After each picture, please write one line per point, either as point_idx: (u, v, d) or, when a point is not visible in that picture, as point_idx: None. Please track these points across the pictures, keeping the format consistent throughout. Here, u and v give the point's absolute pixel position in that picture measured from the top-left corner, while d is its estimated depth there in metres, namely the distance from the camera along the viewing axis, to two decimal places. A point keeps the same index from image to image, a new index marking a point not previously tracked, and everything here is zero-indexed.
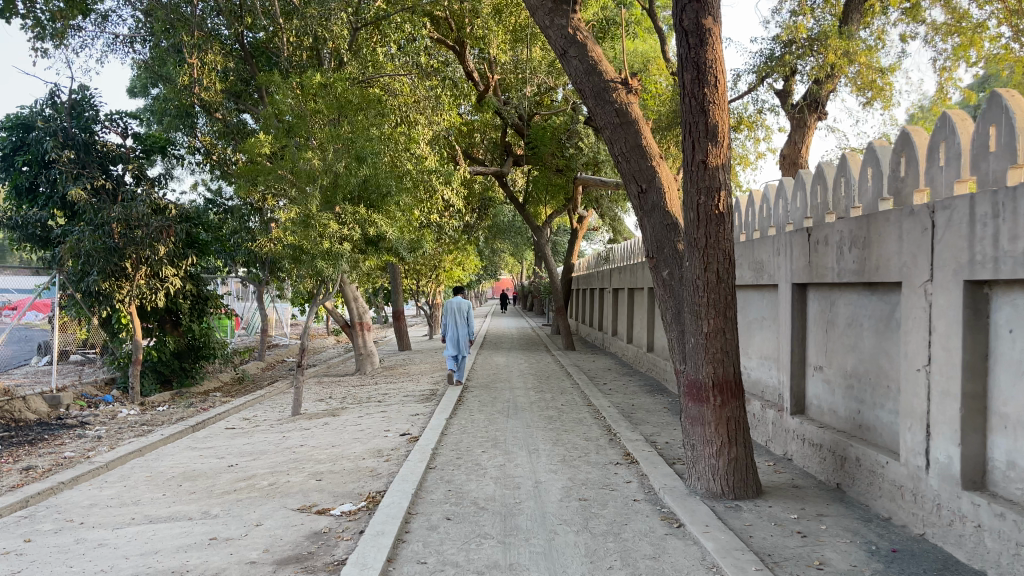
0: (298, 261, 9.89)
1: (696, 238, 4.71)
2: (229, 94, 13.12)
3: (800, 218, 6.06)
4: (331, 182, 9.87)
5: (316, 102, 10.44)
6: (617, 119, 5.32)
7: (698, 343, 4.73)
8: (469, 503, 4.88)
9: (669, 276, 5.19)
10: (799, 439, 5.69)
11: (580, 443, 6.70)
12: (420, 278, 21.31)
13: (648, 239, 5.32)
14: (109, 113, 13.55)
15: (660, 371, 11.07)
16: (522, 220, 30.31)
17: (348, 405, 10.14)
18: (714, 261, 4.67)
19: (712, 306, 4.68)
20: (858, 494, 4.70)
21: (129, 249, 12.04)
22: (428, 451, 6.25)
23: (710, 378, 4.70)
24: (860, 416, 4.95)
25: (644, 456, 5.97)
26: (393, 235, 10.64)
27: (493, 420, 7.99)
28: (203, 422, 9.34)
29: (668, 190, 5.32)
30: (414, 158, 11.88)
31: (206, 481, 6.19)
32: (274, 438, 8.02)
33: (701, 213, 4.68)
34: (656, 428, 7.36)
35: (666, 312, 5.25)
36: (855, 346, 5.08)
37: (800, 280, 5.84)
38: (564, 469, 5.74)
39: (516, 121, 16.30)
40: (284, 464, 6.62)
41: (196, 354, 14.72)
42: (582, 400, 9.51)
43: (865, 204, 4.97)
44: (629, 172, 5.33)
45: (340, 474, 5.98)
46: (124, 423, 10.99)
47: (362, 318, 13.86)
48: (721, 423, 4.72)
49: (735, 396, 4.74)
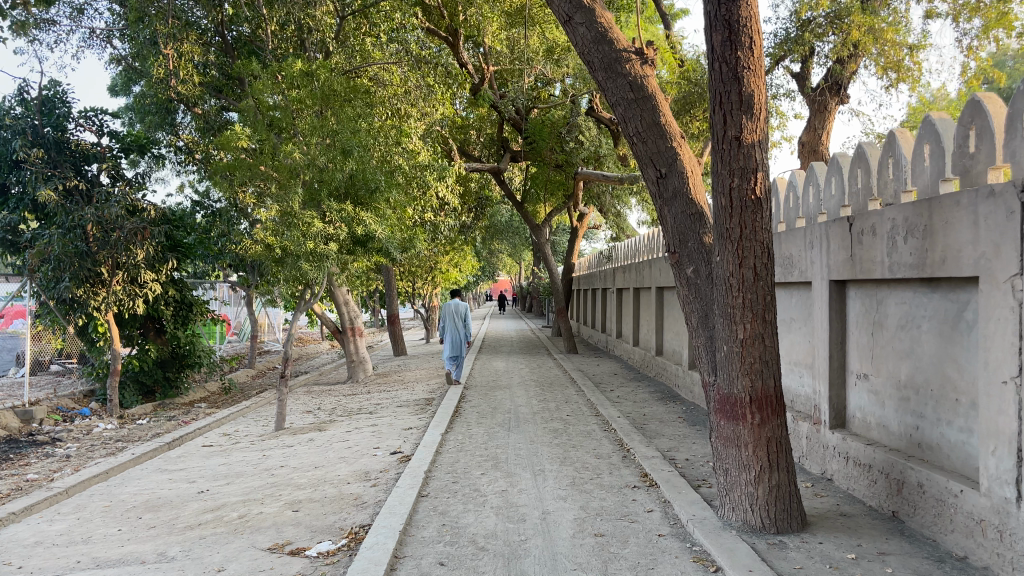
0: (281, 264, 9.14)
1: (728, 229, 4.03)
2: (209, 88, 12.50)
3: (838, 205, 5.36)
4: (315, 178, 9.17)
5: (296, 91, 9.72)
6: (631, 94, 4.63)
7: (732, 351, 4.05)
8: (466, 543, 4.18)
9: (694, 273, 4.51)
10: (841, 458, 5.00)
11: (591, 462, 5.99)
12: (416, 280, 20.56)
13: (669, 232, 4.63)
14: (84, 110, 12.95)
15: (670, 375, 10.37)
16: (519, 221, 29.51)
17: (338, 418, 9.41)
18: (750, 255, 3.98)
19: (747, 308, 4.00)
20: (922, 527, 4.01)
21: (102, 253, 11.32)
22: (420, 474, 5.54)
23: (747, 392, 4.02)
24: (919, 434, 4.27)
25: (665, 478, 5.27)
26: (381, 234, 9.81)
27: (493, 435, 7.27)
28: (180, 438, 8.63)
29: (692, 174, 4.62)
30: (406, 153, 11.08)
31: (169, 513, 5.47)
32: (253, 458, 7.30)
33: (735, 199, 4.00)
34: (672, 443, 6.67)
35: (691, 315, 4.56)
36: (910, 352, 4.39)
37: (839, 275, 5.14)
38: (575, 495, 5.04)
39: (513, 115, 15.58)
40: (259, 490, 5.91)
41: (181, 362, 13.99)
42: (590, 409, 8.79)
43: (923, 187, 4.28)
44: (645, 155, 4.64)
45: (320, 504, 5.27)
46: (98, 439, 10.27)
47: (353, 323, 13.18)
48: (760, 445, 4.03)
49: (776, 413, 4.05)
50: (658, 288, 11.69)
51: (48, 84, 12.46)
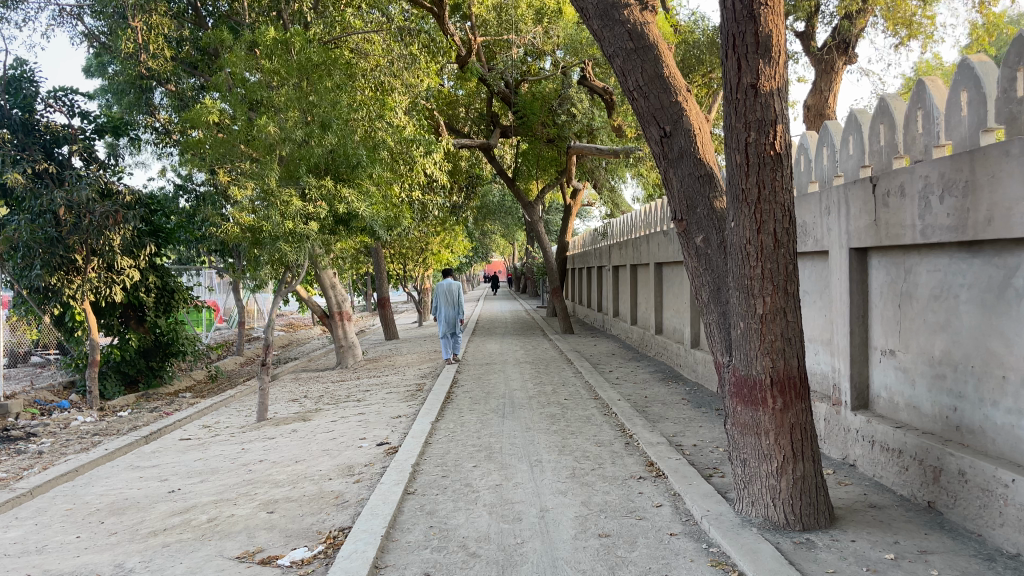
0: (259, 246, 8.62)
1: (744, 190, 3.57)
2: (184, 64, 11.93)
3: (857, 166, 4.89)
4: (292, 152, 8.65)
5: (271, 61, 9.20)
6: (630, 43, 4.13)
7: (750, 328, 3.61)
8: (456, 548, 3.73)
9: (704, 243, 4.05)
10: (866, 442, 4.57)
11: (591, 451, 5.56)
12: (407, 262, 20.00)
13: (675, 197, 4.16)
14: (54, 90, 12.39)
15: (671, 355, 9.96)
16: (511, 200, 28.92)
17: (323, 406, 8.95)
18: (770, 219, 3.53)
19: (767, 279, 3.55)
20: (965, 520, 3.60)
21: (74, 239, 10.76)
22: (407, 469, 5.10)
23: (768, 374, 3.58)
24: (957, 416, 3.85)
25: (673, 468, 4.83)
26: (365, 212, 9.23)
27: (487, 423, 6.82)
28: (157, 431, 8.15)
29: (700, 132, 4.14)
30: (390, 126, 10.54)
31: (133, 517, 5.02)
32: (231, 452, 6.84)
33: (752, 156, 3.53)
34: (677, 427, 6.25)
35: (701, 290, 4.10)
36: (945, 324, 3.95)
37: (861, 242, 4.69)
38: (576, 489, 4.59)
39: (502, 89, 15.04)
40: (234, 488, 5.45)
41: (165, 351, 13.51)
42: (588, 392, 8.35)
43: (960, 140, 3.81)
44: (647, 111, 4.16)
45: (298, 504, 4.82)
46: (75, 433, 9.78)
47: (341, 307, 12.70)
48: (783, 433, 3.60)
49: (799, 397, 3.61)
50: (657, 264, 11.19)
51: (15, 63, 11.87)
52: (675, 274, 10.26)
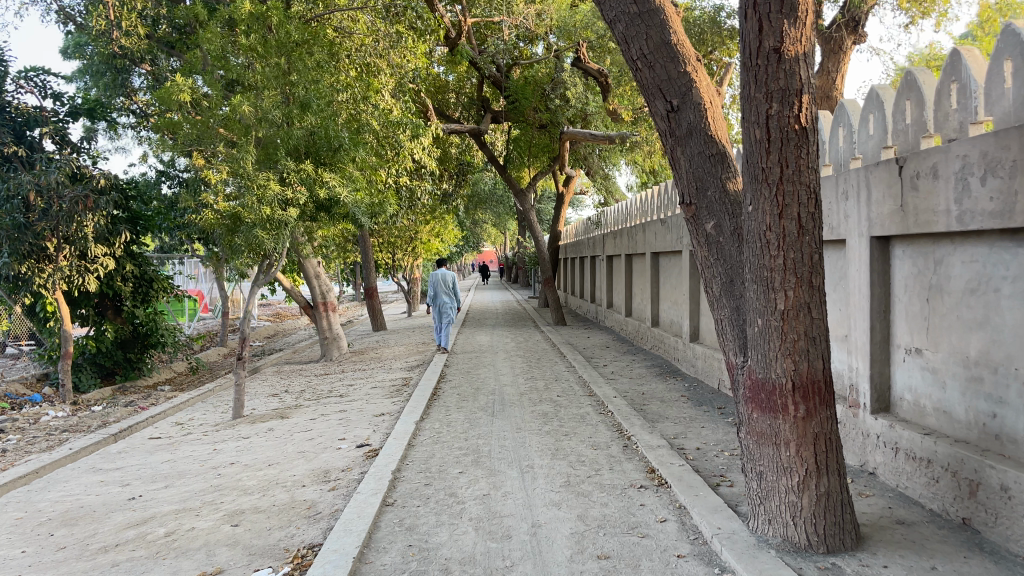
0: (234, 233, 8.13)
1: (764, 169, 3.14)
2: (161, 44, 11.39)
3: (879, 146, 4.48)
4: (269, 134, 8.15)
5: (248, 38, 8.69)
6: (634, 7, 3.69)
7: (769, 326, 3.20)
8: (437, 573, 3.31)
9: (715, 230, 3.62)
10: (889, 449, 4.19)
11: (587, 455, 5.15)
12: (396, 252, 19.48)
13: (682, 179, 3.73)
14: (26, 71, 11.84)
15: (668, 348, 9.57)
16: (503, 189, 28.41)
17: (304, 402, 8.51)
18: (793, 203, 3.11)
19: (789, 270, 3.13)
20: (1007, 541, 3.21)
21: (43, 225, 10.21)
22: (386, 476, 4.67)
23: (789, 377, 3.17)
24: (995, 424, 3.46)
25: (677, 476, 4.43)
26: (347, 198, 8.72)
27: (475, 422, 6.40)
28: (127, 429, 7.69)
29: (711, 105, 3.70)
30: (375, 109, 10.07)
31: (86, 529, 4.58)
32: (201, 453, 6.39)
33: (773, 131, 3.10)
34: (678, 428, 5.85)
35: (712, 282, 3.68)
36: (982, 321, 3.55)
37: (884, 230, 4.28)
38: (571, 500, 4.18)
39: (494, 73, 14.58)
40: (199, 495, 5.02)
41: (143, 343, 12.99)
42: (583, 388, 7.93)
43: (1002, 116, 3.39)
44: (652, 83, 3.73)
45: (266, 515, 4.38)
46: (43, 429, 9.28)
47: (326, 297, 12.22)
48: (806, 443, 3.20)
49: (824, 403, 3.21)
50: (653, 254, 10.76)
51: None
52: (672, 264, 9.85)
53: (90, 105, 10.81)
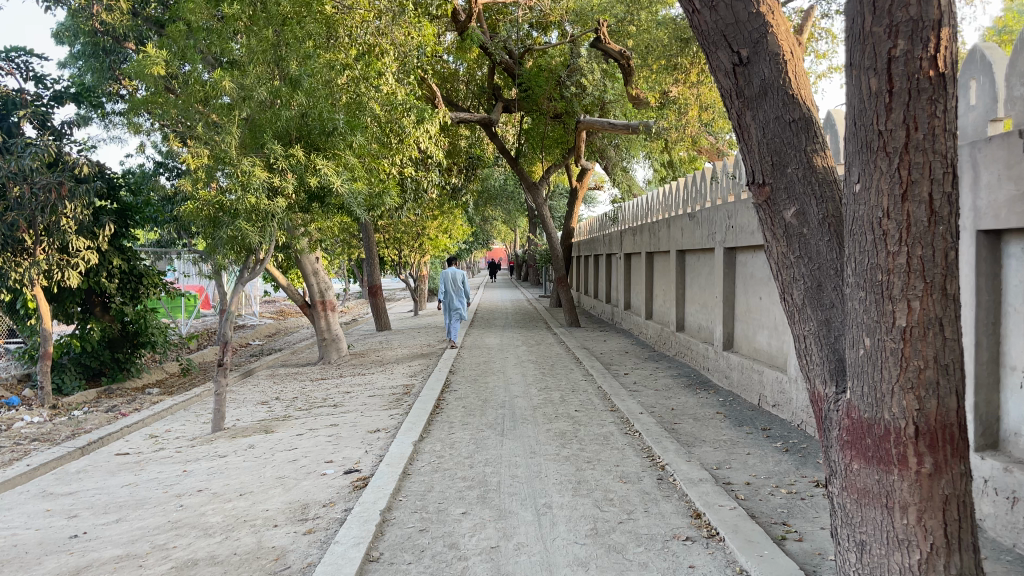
0: (216, 225, 7.28)
1: (882, 133, 2.29)
2: (151, 22, 10.56)
3: (985, 119, 3.61)
4: (256, 115, 7.32)
5: (232, 9, 7.94)
6: None
7: (884, 347, 2.34)
8: None
9: (797, 218, 2.77)
10: (1003, 498, 3.32)
11: (617, 491, 4.30)
12: (403, 248, 18.68)
13: (754, 153, 2.86)
14: (10, 52, 11.09)
15: (696, 355, 8.71)
16: (513, 184, 27.46)
17: (293, 413, 7.70)
18: (923, 178, 2.24)
19: (916, 274, 2.27)
20: None
21: (14, 215, 9.33)
22: (373, 519, 3.83)
23: (909, 420, 2.31)
24: None
25: (730, 525, 3.57)
26: (342, 187, 7.76)
27: (482, 444, 5.55)
28: (95, 442, 6.89)
29: (791, 54, 2.82)
30: (377, 90, 9.28)
31: None
32: (168, 476, 5.57)
33: (897, 79, 2.24)
34: (722, 456, 4.97)
35: (795, 288, 2.81)
36: None
37: (996, 222, 3.41)
38: (601, 559, 3.33)
39: (506, 59, 13.77)
40: (152, 535, 4.19)
41: (133, 342, 12.20)
42: (603, 402, 7.08)
43: None
44: (714, 28, 2.86)
45: (223, 569, 3.55)
46: (11, 437, 8.48)
47: (324, 296, 11.42)
48: (931, 507, 2.34)
49: (957, 454, 2.33)
50: (678, 251, 9.92)
51: None
52: (701, 263, 9.00)
53: (77, 88, 9.97)
